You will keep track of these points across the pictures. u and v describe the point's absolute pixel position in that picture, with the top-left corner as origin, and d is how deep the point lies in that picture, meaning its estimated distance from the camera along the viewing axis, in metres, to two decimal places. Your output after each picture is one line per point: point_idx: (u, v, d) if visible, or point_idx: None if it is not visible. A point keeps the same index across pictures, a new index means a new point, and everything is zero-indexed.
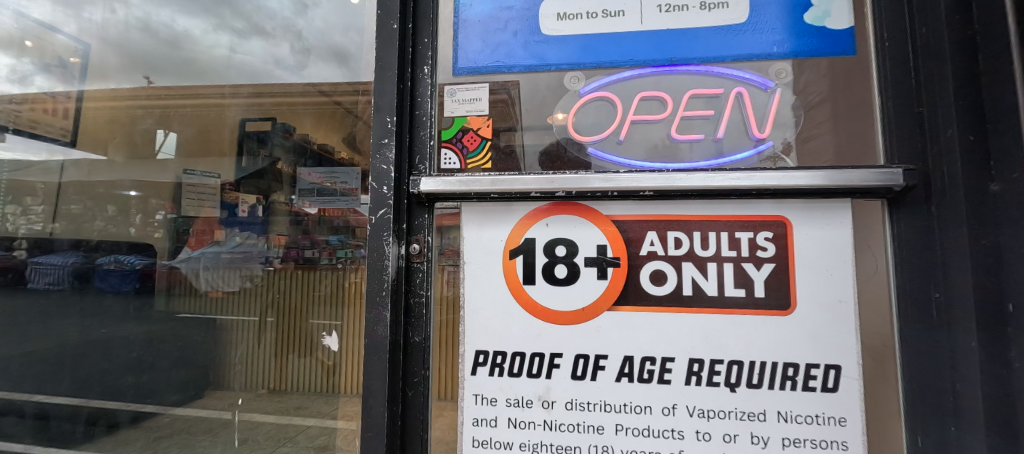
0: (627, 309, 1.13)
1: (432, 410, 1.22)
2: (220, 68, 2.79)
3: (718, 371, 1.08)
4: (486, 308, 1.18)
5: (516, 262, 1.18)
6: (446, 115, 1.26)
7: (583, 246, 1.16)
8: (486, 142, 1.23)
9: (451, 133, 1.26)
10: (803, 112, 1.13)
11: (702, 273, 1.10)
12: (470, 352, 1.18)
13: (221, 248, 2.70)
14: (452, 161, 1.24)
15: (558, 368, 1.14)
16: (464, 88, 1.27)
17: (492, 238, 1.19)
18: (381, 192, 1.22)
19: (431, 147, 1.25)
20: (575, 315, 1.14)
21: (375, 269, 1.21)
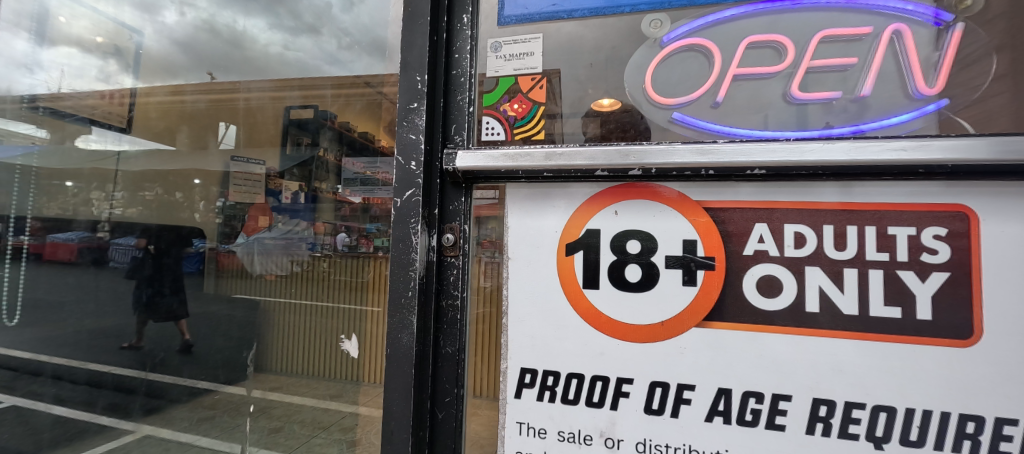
0: (723, 327, 0.85)
1: (468, 414, 1.00)
2: (262, 64, 2.43)
3: (855, 419, 0.79)
4: (538, 316, 0.94)
5: (574, 260, 0.93)
6: (489, 75, 1.02)
7: (664, 242, 0.88)
8: (538, 107, 0.98)
9: (495, 97, 1.02)
10: (995, 55, 0.81)
11: (834, 283, 0.80)
12: (514, 370, 0.94)
13: (268, 233, 2.29)
14: (495, 131, 1.00)
15: (627, 398, 0.88)
16: (511, 40, 1.02)
17: (544, 229, 0.95)
18: (409, 167, 1.00)
19: (470, 114, 1.02)
20: (652, 331, 0.88)
21: (401, 263, 1.00)
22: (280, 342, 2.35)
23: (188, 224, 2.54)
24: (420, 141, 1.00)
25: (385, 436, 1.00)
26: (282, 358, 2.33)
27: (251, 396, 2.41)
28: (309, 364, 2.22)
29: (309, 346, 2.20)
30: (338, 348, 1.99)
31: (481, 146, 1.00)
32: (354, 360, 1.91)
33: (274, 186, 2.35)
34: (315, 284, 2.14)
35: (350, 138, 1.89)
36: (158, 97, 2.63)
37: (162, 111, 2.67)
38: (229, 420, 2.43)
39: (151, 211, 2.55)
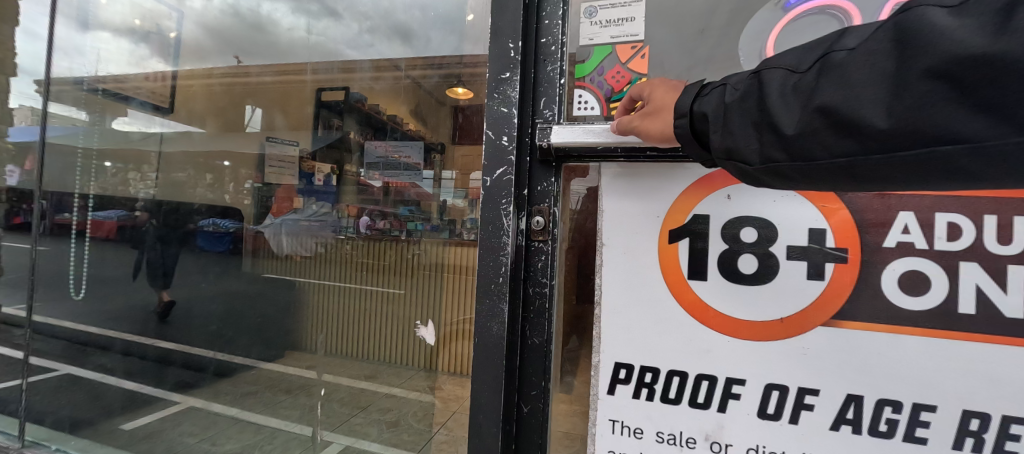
0: (853, 328, 0.77)
1: (552, 407, 0.97)
2: (288, 48, 2.86)
3: (1017, 437, 0.69)
4: (634, 307, 0.87)
5: (678, 248, 0.85)
6: (583, 43, 0.94)
7: (787, 229, 0.80)
8: (639, 79, 0.89)
9: (589, 67, 0.93)
10: None
11: (995, 282, 0.70)
12: (607, 364, 0.88)
13: (300, 215, 2.50)
14: (590, 106, 0.92)
15: (738, 401, 0.81)
16: (609, 4, 0.93)
17: (645, 213, 0.87)
18: (501, 142, 0.96)
19: (561, 87, 0.94)
20: (769, 328, 0.80)
21: (490, 248, 0.97)
22: (307, 323, 2.49)
23: (220, 204, 2.88)
24: (513, 114, 0.96)
25: (472, 429, 1.00)
26: (336, 340, 2.31)
27: (323, 380, 2.31)
28: (369, 348, 2.14)
29: (368, 331, 2.13)
30: (413, 335, 1.88)
31: (572, 121, 0.93)
32: (430, 349, 1.79)
33: (307, 168, 2.59)
34: (380, 270, 2.07)
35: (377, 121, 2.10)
36: (217, 77, 3.12)
37: (228, 88, 3.19)
38: (271, 396, 2.46)
39: (180, 190, 2.86)
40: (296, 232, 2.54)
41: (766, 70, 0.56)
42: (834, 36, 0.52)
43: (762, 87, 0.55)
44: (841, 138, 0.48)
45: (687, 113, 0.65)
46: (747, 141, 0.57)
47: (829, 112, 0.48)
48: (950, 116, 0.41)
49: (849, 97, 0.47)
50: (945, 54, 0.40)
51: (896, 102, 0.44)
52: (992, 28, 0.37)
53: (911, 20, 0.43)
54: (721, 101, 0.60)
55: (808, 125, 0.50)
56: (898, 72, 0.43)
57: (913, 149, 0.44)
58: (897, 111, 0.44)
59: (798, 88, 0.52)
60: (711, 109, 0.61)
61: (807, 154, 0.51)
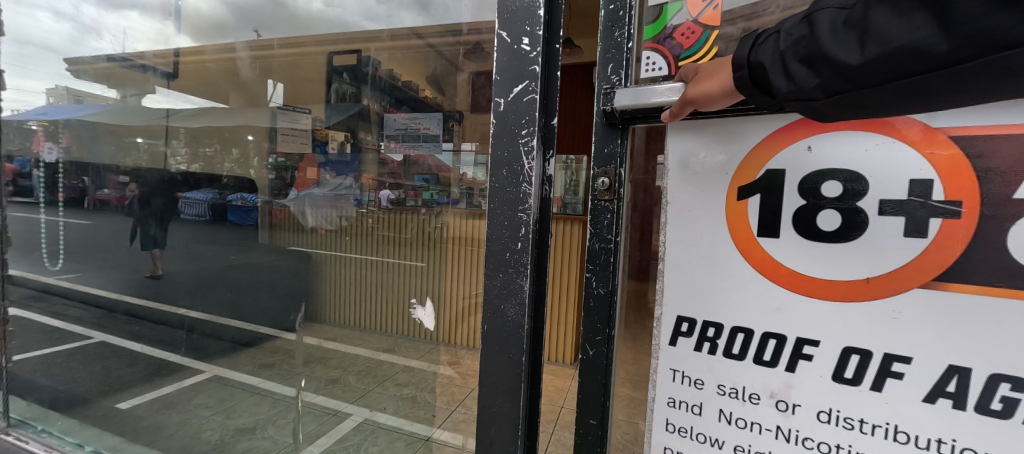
0: (964, 292, 0.66)
1: (619, 360, 1.01)
2: (306, 20, 2.57)
3: None
4: (698, 264, 0.86)
5: (748, 205, 0.82)
6: (650, 3, 0.91)
7: (878, 182, 0.71)
8: (710, 33, 0.85)
9: (658, 28, 0.91)
10: None
11: None
12: (670, 317, 0.89)
13: (319, 187, 2.51)
14: (658, 67, 0.90)
15: (809, 362, 0.77)
16: None
17: (717, 164, 0.84)
18: (520, 50, 0.84)
19: (629, 51, 0.91)
20: (850, 289, 0.73)
21: (507, 201, 0.87)
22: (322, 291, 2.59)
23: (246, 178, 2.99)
24: (540, 28, 0.83)
25: (484, 441, 0.94)
26: (362, 312, 2.34)
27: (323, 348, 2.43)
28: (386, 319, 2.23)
29: (385, 303, 2.21)
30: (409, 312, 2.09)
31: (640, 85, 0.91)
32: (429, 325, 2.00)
33: (321, 137, 2.55)
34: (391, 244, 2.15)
35: (398, 89, 2.01)
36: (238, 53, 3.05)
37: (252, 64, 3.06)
38: (288, 369, 2.43)
39: (209, 165, 3.10)
40: (317, 205, 2.57)
41: (815, 12, 0.60)
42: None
43: (813, 29, 0.60)
44: (902, 58, 0.53)
45: (744, 63, 0.69)
46: (807, 79, 0.61)
47: (884, 38, 0.53)
48: (999, 21, 0.47)
49: (899, 22, 0.52)
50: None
51: (947, 18, 0.50)
52: None
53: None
54: (777, 51, 0.64)
55: (873, 55, 0.54)
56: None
57: (972, 59, 0.50)
58: (956, 32, 0.49)
59: (849, 23, 0.57)
60: (768, 59, 0.65)
61: (871, 79, 0.56)
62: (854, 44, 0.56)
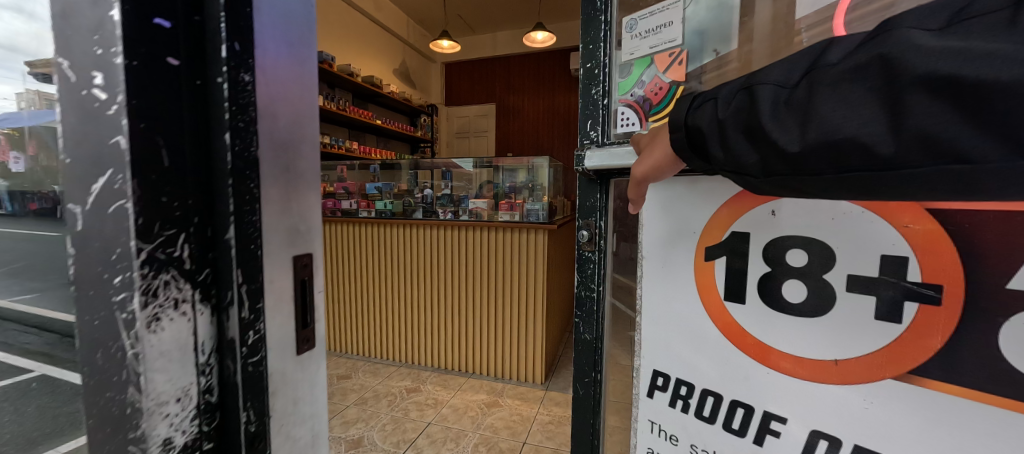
0: (954, 394, 0.57)
1: (608, 393, 1.11)
2: None
3: None
4: (672, 323, 0.88)
5: (715, 267, 0.81)
6: (625, 58, 0.96)
7: (848, 254, 0.65)
8: (677, 87, 0.87)
9: (630, 82, 0.96)
10: None
11: None
12: (646, 370, 0.94)
13: None
14: (630, 121, 0.94)
15: (777, 439, 0.73)
16: (648, 13, 0.92)
17: (684, 227, 0.85)
18: (89, 103, 0.41)
19: (604, 107, 0.98)
20: (816, 367, 0.69)
21: (107, 391, 0.45)
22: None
23: None
24: (117, 56, 0.40)
25: None
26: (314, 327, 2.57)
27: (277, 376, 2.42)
28: None
29: None
30: None
31: (617, 139, 0.96)
32: None
33: None
34: None
35: None
36: None
37: None
38: None
39: None
40: None
41: (757, 85, 0.55)
42: (822, 47, 0.52)
43: (752, 103, 0.55)
44: (849, 148, 0.48)
45: (683, 127, 0.64)
46: (746, 154, 0.57)
47: (829, 124, 0.48)
48: (950, 129, 0.43)
49: (848, 110, 0.47)
50: (942, 75, 0.42)
51: (898, 118, 0.45)
52: (999, 50, 0.39)
53: (887, 43, 0.45)
54: (715, 118, 0.59)
55: (814, 144, 0.50)
56: (891, 85, 0.45)
57: (919, 165, 0.46)
58: (905, 136, 0.45)
59: (791, 103, 0.52)
60: (707, 125, 0.60)
61: (812, 165, 0.51)
62: (797, 128, 0.51)
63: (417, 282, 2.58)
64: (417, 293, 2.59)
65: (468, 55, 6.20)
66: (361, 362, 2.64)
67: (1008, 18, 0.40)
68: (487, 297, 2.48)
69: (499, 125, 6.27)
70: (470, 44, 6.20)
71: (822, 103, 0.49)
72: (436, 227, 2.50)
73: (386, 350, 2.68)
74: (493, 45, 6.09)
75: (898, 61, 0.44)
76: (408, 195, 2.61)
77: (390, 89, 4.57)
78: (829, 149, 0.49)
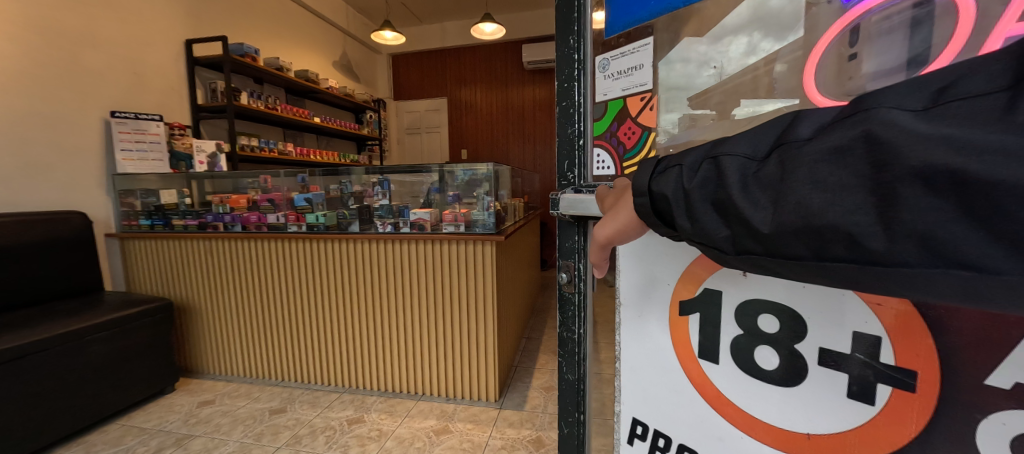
0: None
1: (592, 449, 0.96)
2: None
3: None
4: (648, 375, 0.77)
5: (689, 323, 0.71)
6: (597, 98, 0.80)
7: (819, 326, 0.57)
8: (650, 133, 0.75)
9: (604, 123, 0.81)
10: None
11: None
12: (626, 418, 0.81)
13: None
14: (605, 166, 0.80)
15: None
16: (620, 51, 0.77)
17: (660, 274, 0.73)
18: None
19: (579, 149, 0.80)
20: (782, 438, 0.61)
21: None
22: (231, 339, 2.53)
23: (72, 212, 2.26)
24: None
25: None
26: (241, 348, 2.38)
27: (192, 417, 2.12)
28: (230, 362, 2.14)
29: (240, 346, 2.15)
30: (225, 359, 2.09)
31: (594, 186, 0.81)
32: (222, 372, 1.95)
33: None
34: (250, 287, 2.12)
35: None
36: None
37: None
38: None
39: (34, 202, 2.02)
40: None
41: (722, 154, 0.46)
42: (791, 119, 0.44)
43: (720, 176, 0.45)
44: (827, 238, 0.38)
45: (643, 191, 0.52)
46: (713, 228, 0.46)
47: (804, 208, 0.39)
48: (954, 231, 0.33)
49: (828, 194, 0.38)
50: (936, 165, 0.32)
51: (889, 212, 0.35)
52: (1007, 140, 0.30)
53: (871, 121, 0.36)
54: (680, 185, 0.48)
55: (789, 228, 0.40)
56: (880, 174, 0.35)
57: (913, 266, 0.35)
58: (898, 234, 0.35)
59: (761, 179, 0.42)
60: (671, 191, 0.48)
61: (786, 250, 0.41)
62: (771, 208, 0.41)
63: (355, 300, 2.37)
64: (355, 312, 2.38)
65: (415, 47, 5.87)
66: (297, 390, 2.40)
67: (1004, 105, 0.31)
68: (433, 313, 2.31)
69: (451, 120, 6.01)
70: (416, 34, 5.86)
71: (797, 185, 0.39)
72: (372, 241, 2.29)
73: (326, 376, 2.46)
74: (440, 35, 5.79)
75: (883, 146, 0.35)
76: (342, 205, 2.35)
77: (328, 84, 4.22)
78: (807, 236, 0.39)
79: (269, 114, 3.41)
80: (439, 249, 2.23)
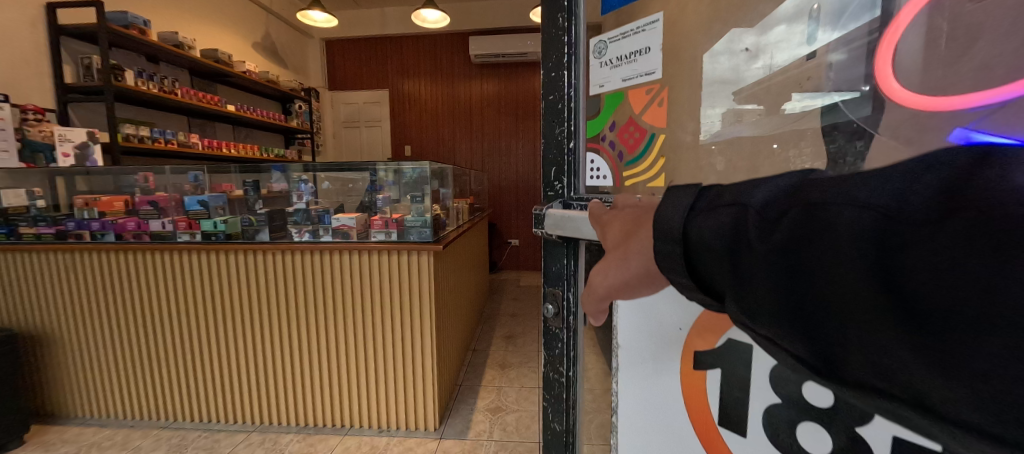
0: None
1: None
2: None
3: None
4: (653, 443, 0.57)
5: (707, 380, 0.52)
6: (590, 91, 0.62)
7: None
8: (656, 136, 0.62)
9: (598, 122, 0.64)
10: None
11: None
12: None
13: None
14: (599, 174, 0.64)
15: None
16: (622, 31, 0.58)
17: (669, 314, 0.53)
18: None
19: (568, 155, 0.60)
20: None
21: None
22: (108, 372, 2.06)
23: None
24: None
25: None
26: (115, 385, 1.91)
27: None
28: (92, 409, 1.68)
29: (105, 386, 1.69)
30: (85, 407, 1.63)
31: None
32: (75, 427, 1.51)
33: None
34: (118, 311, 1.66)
35: None
36: None
37: None
38: None
39: None
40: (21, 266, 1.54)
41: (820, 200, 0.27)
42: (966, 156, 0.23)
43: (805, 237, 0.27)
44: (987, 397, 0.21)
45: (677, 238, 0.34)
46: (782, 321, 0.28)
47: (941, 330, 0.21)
48: None
49: (918, 286, 0.22)
50: None
51: None
52: None
53: None
54: (734, 241, 0.31)
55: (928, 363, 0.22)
56: None
57: None
58: None
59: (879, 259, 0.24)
60: (719, 245, 0.31)
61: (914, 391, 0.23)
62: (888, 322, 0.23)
63: (266, 324, 1.99)
64: (266, 337, 1.99)
65: (351, 32, 5.38)
66: (194, 433, 1.99)
67: None
68: (362, 334, 1.98)
69: (393, 114, 5.58)
70: (352, 18, 5.37)
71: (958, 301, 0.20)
72: (286, 252, 1.91)
73: (231, 414, 2.05)
74: (380, 21, 5.35)
75: (1014, 217, 0.19)
76: (247, 209, 1.93)
77: (245, 68, 3.70)
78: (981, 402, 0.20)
79: (167, 99, 2.88)
80: (368, 260, 1.91)
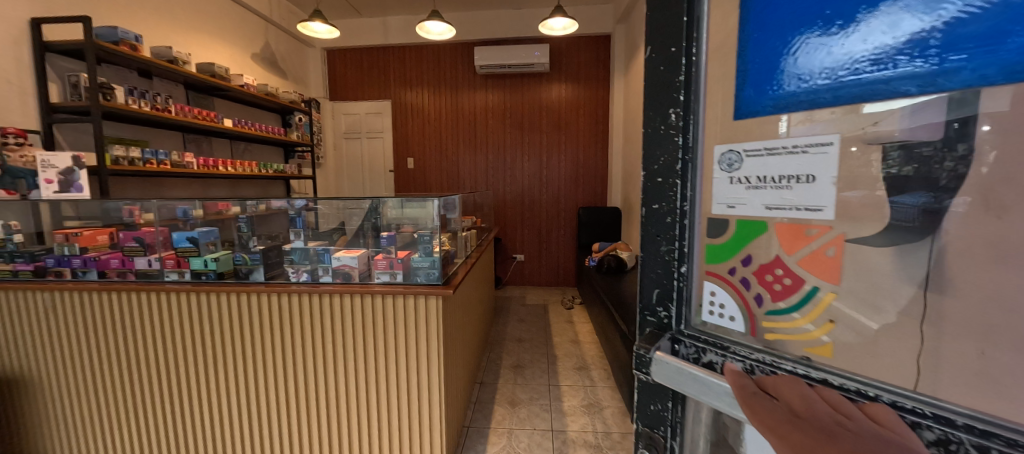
0: None
1: None
2: None
3: None
4: None
5: None
6: (717, 215, 0.67)
7: None
8: (820, 291, 0.59)
9: (726, 253, 0.68)
10: None
11: None
12: None
13: None
14: (728, 310, 0.67)
15: None
16: (772, 147, 0.60)
17: None
18: None
19: (678, 277, 0.72)
20: None
21: None
22: (89, 423, 1.91)
23: None
24: None
25: None
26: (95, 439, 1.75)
27: None
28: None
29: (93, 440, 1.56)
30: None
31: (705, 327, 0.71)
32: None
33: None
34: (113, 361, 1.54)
35: None
36: None
37: None
38: None
39: None
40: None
41: None
42: None
43: None
44: None
45: None
46: None
47: None
48: None
49: None
50: None
51: None
52: None
53: None
54: None
55: None
56: None
57: None
58: None
59: None
60: None
61: None
62: None
63: (258, 369, 1.83)
64: (259, 384, 1.84)
65: (352, 41, 5.24)
66: None
67: None
68: (365, 383, 1.83)
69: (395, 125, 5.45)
70: (353, 27, 5.24)
71: None
72: (282, 294, 1.76)
73: None
74: (382, 30, 5.22)
75: None
76: (241, 248, 1.84)
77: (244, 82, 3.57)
78: None
79: (160, 118, 2.75)
80: (372, 303, 1.76)
